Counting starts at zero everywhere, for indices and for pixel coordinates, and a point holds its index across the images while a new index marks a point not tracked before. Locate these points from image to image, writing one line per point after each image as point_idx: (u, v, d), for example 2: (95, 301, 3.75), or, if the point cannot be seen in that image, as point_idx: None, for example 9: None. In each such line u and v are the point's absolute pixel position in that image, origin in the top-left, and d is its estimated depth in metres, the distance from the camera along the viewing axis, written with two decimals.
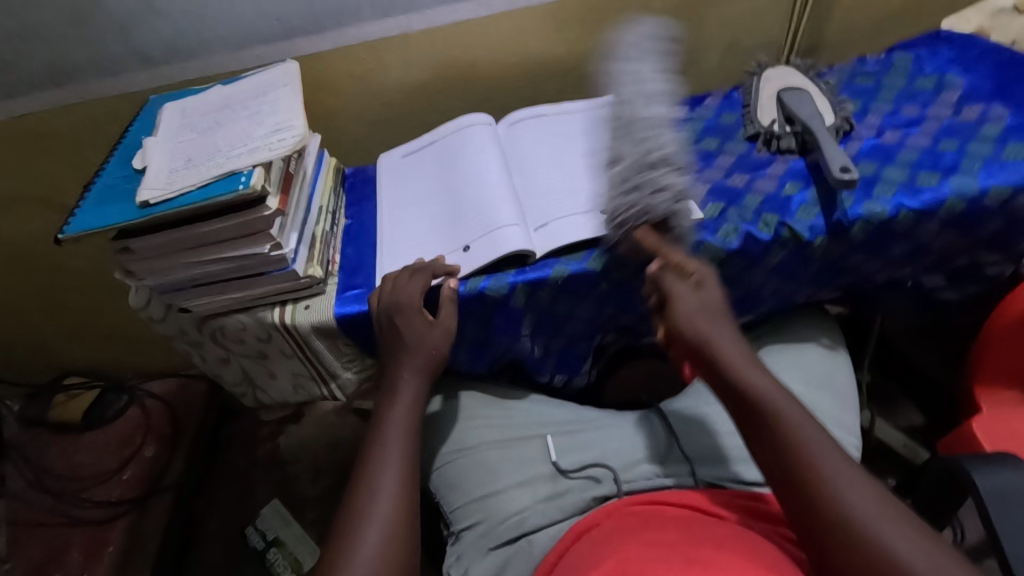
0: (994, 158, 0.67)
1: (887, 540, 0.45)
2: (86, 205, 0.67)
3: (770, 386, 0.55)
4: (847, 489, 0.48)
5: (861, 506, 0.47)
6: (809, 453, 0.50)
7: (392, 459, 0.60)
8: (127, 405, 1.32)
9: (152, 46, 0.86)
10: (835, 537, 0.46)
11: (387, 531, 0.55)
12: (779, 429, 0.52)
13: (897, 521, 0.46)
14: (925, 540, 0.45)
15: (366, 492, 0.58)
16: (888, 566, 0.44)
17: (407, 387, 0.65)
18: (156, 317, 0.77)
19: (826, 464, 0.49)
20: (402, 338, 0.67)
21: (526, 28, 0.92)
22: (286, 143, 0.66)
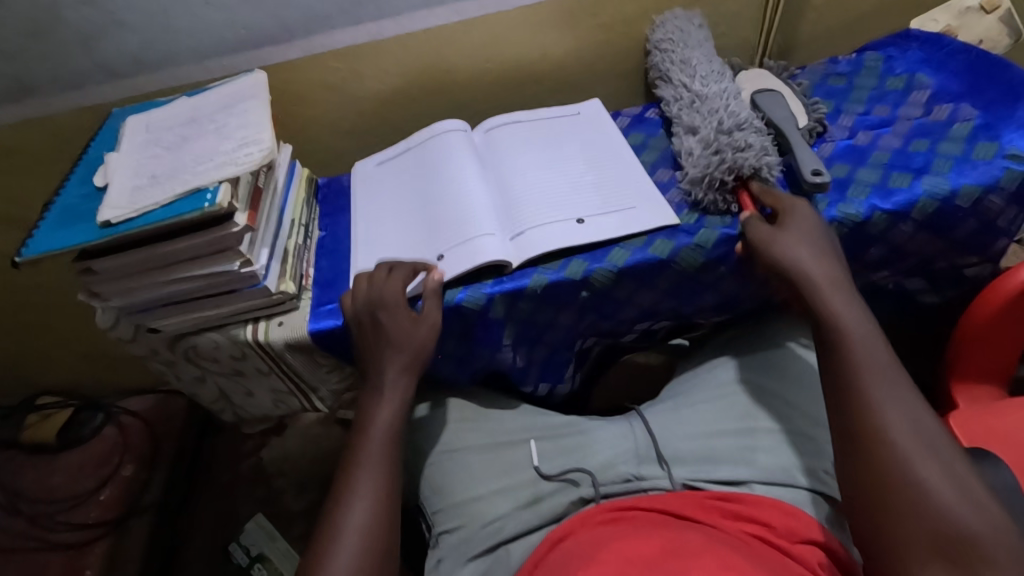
0: (965, 158, 0.68)
1: (910, 454, 0.49)
2: (46, 226, 0.64)
3: (853, 310, 0.58)
4: (889, 405, 0.52)
5: (894, 418, 0.51)
6: (871, 367, 0.54)
7: (367, 473, 0.59)
8: (103, 423, 1.28)
9: (114, 58, 0.83)
10: (869, 440, 0.51)
11: (362, 544, 0.54)
12: (848, 341, 0.56)
13: (926, 443, 0.50)
14: (947, 464, 0.48)
15: (338, 507, 0.57)
16: (902, 472, 0.49)
17: (393, 380, 0.64)
18: (126, 338, 0.74)
19: (881, 382, 0.53)
20: (387, 334, 0.65)
21: (499, 34, 0.91)
22: (253, 157, 0.64)
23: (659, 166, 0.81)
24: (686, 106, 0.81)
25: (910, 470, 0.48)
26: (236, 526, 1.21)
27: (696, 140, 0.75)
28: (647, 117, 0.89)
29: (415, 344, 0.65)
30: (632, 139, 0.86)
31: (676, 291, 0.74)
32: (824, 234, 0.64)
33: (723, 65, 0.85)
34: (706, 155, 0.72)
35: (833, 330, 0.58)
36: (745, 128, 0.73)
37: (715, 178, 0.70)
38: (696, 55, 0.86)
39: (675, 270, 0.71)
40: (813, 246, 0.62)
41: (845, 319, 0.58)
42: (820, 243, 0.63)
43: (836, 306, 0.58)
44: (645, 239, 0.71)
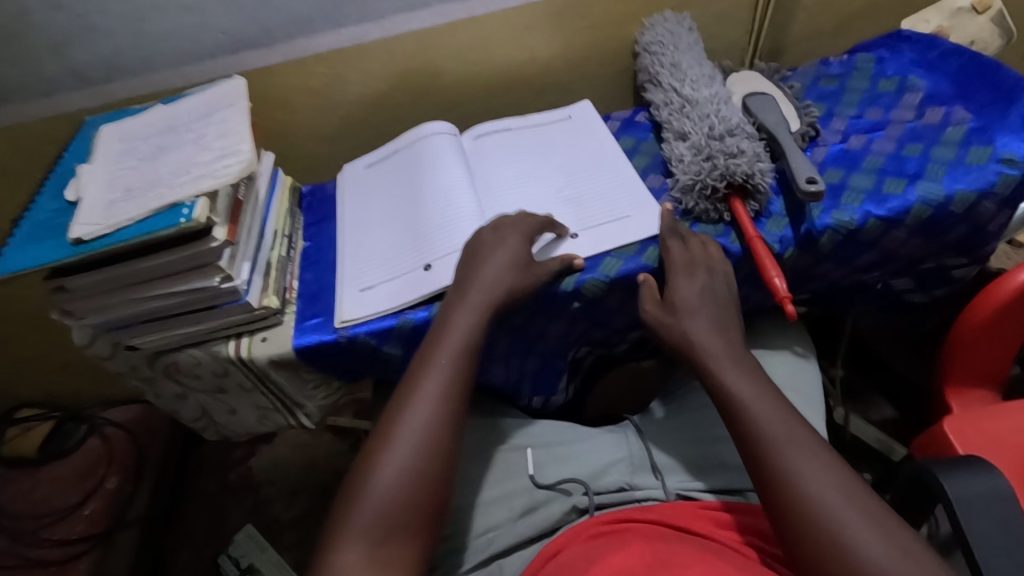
0: (958, 163, 0.67)
1: (838, 515, 0.47)
2: (15, 242, 0.62)
3: (745, 378, 0.57)
4: (805, 469, 0.50)
5: (812, 480, 0.49)
6: (777, 431, 0.52)
7: (432, 381, 0.58)
8: (87, 435, 1.26)
9: (87, 64, 0.80)
10: (794, 507, 0.49)
11: (420, 446, 0.55)
12: (747, 411, 0.54)
13: (848, 499, 0.48)
14: (871, 515, 0.47)
15: (399, 412, 0.57)
16: (832, 538, 0.47)
17: (480, 288, 0.63)
18: (103, 355, 0.72)
19: (789, 442, 0.52)
20: (490, 245, 0.65)
21: (485, 37, 0.89)
22: (232, 169, 0.62)
23: (650, 171, 0.80)
24: (675, 111, 0.79)
25: (840, 533, 0.47)
26: (224, 538, 1.18)
27: (686, 146, 0.74)
28: (637, 120, 0.87)
29: (525, 263, 0.65)
30: (623, 144, 0.85)
31: None
32: (721, 282, 0.64)
33: (713, 68, 0.83)
34: (697, 161, 0.71)
35: (733, 408, 0.55)
36: (737, 134, 0.72)
37: (707, 186, 0.69)
38: (686, 59, 0.84)
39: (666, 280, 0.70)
40: (704, 311, 0.62)
41: (741, 387, 0.56)
42: (716, 298, 0.63)
43: (730, 375, 0.57)
44: (638, 247, 0.70)
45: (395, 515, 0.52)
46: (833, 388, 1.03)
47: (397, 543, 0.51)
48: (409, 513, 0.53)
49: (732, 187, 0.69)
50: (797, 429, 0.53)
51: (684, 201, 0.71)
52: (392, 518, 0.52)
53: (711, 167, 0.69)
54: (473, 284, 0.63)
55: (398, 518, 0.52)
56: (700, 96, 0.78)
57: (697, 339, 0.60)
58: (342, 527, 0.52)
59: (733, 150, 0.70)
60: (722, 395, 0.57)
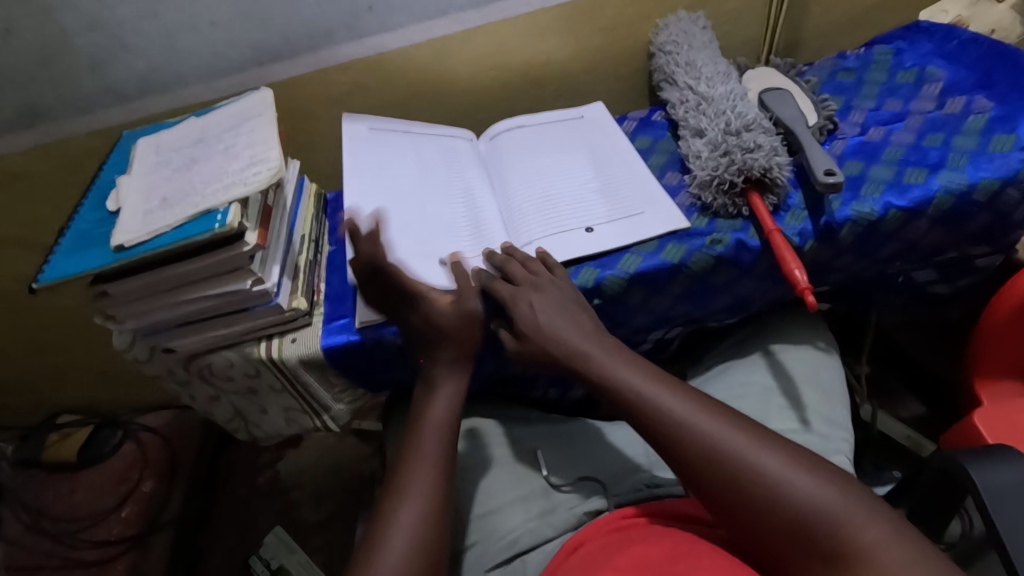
0: (981, 151, 0.66)
1: (770, 476, 0.49)
2: (61, 251, 0.65)
3: (642, 376, 0.58)
4: (727, 440, 0.51)
5: (739, 448, 0.51)
6: (723, 445, 0.51)
7: (428, 440, 0.61)
8: (123, 440, 1.29)
9: (123, 81, 0.84)
10: (749, 500, 0.49)
11: (424, 506, 0.57)
12: (659, 412, 0.55)
13: (776, 450, 0.51)
14: (803, 466, 0.49)
15: (394, 488, 0.58)
16: (781, 499, 0.48)
17: (444, 374, 0.65)
18: (141, 359, 0.75)
19: (706, 425, 0.53)
20: (431, 323, 0.65)
21: (501, 44, 0.91)
22: (262, 176, 0.65)
23: (667, 170, 0.80)
24: (692, 109, 0.80)
25: (792, 493, 0.48)
26: (255, 538, 1.20)
27: (704, 143, 0.74)
28: (654, 120, 0.88)
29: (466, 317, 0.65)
30: (640, 143, 0.86)
31: (688, 296, 0.72)
32: (568, 290, 0.65)
33: (726, 65, 0.84)
34: (714, 157, 0.72)
35: (650, 417, 0.55)
36: (753, 129, 0.73)
37: (724, 181, 0.70)
38: (701, 58, 0.85)
39: (687, 274, 0.69)
40: (572, 323, 0.62)
41: (648, 388, 0.56)
42: (562, 304, 0.63)
43: (657, 396, 0.56)
44: (656, 244, 0.70)
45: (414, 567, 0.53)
46: (857, 384, 1.02)
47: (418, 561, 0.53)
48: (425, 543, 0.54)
49: (749, 181, 0.69)
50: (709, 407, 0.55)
51: (704, 199, 0.72)
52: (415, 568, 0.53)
53: (730, 162, 0.70)
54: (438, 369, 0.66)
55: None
56: (716, 93, 0.79)
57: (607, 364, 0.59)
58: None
59: (751, 145, 0.70)
60: (651, 419, 0.55)
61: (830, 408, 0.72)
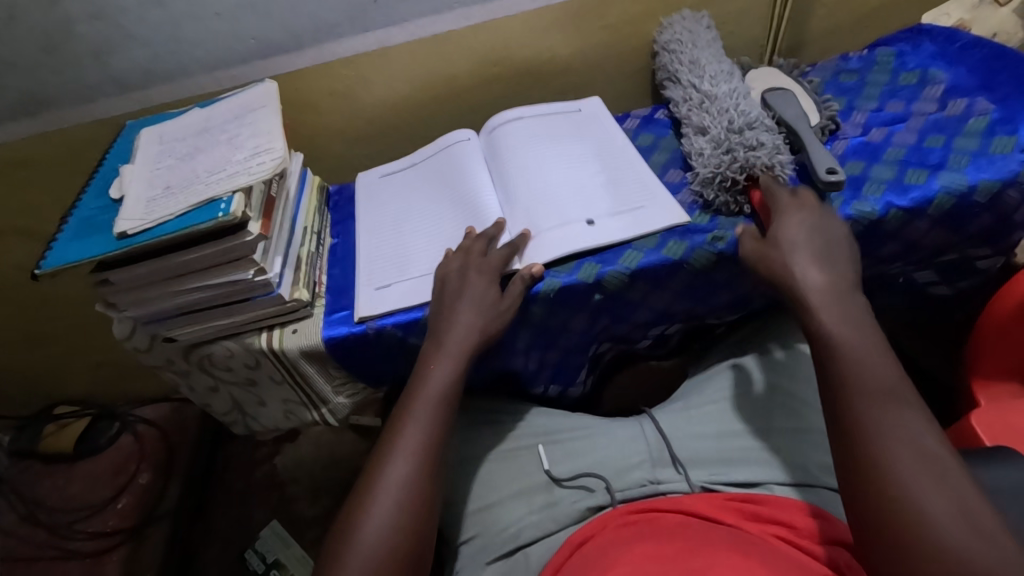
0: (982, 153, 0.67)
1: (908, 478, 0.44)
2: (64, 238, 0.65)
3: (845, 323, 0.53)
4: (886, 424, 0.47)
5: (894, 437, 0.46)
6: (880, 419, 0.47)
7: (420, 415, 0.59)
8: (119, 432, 1.29)
9: (127, 70, 0.84)
10: (866, 472, 0.46)
11: (414, 465, 0.56)
12: (847, 358, 0.51)
13: (931, 466, 0.44)
14: (950, 492, 0.43)
15: (387, 444, 0.58)
16: (903, 498, 0.43)
17: (454, 337, 0.64)
18: (141, 348, 0.75)
19: (884, 396, 0.48)
20: (465, 296, 0.65)
21: (507, 39, 0.91)
22: (266, 166, 0.65)
23: (669, 167, 0.80)
24: (694, 106, 0.80)
25: (917, 505, 0.43)
26: (252, 532, 1.20)
27: (707, 139, 0.75)
28: (657, 118, 0.89)
29: (488, 302, 0.65)
30: (642, 141, 0.86)
31: (690, 292, 0.73)
32: (838, 225, 0.61)
33: (728, 63, 0.85)
34: (717, 154, 0.72)
35: (830, 352, 0.53)
36: (756, 127, 0.73)
37: (727, 178, 0.70)
38: (703, 55, 0.85)
39: (689, 270, 0.69)
40: (811, 250, 0.59)
41: (841, 334, 0.53)
42: (824, 239, 0.60)
43: (849, 340, 0.52)
44: (657, 240, 0.70)
45: (390, 548, 0.52)
46: None
47: (400, 538, 0.52)
48: (408, 522, 0.53)
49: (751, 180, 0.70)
50: (898, 388, 0.49)
51: (707, 196, 0.72)
52: (393, 553, 0.52)
53: (733, 159, 0.70)
54: (448, 331, 0.64)
55: (396, 545, 0.52)
56: (718, 91, 0.79)
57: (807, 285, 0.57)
58: (344, 551, 0.51)
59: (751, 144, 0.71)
60: (828, 348, 0.53)
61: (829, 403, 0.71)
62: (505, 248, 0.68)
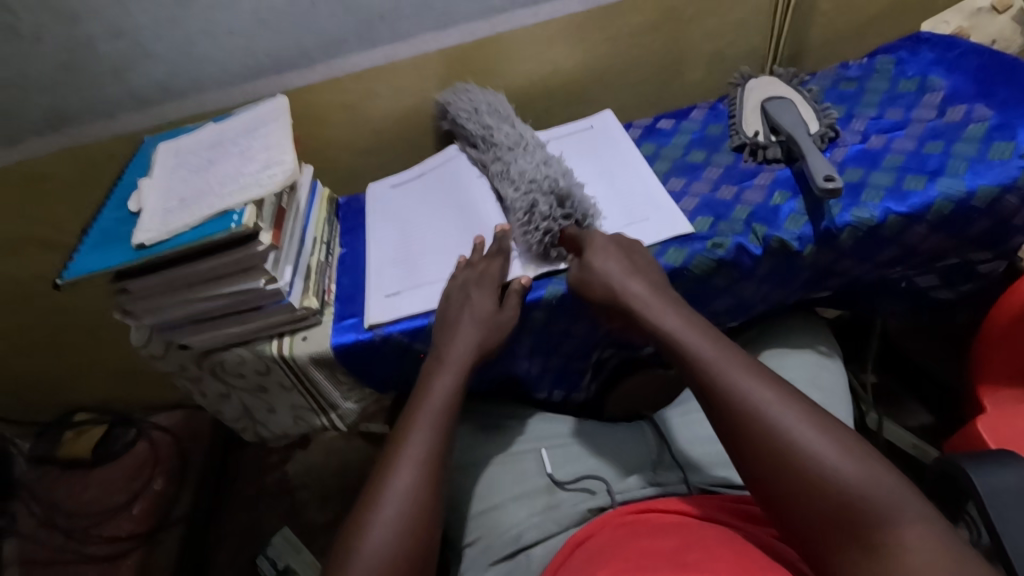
0: (980, 158, 0.67)
1: (796, 434, 0.48)
2: (84, 249, 0.68)
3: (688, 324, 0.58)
4: (758, 397, 0.51)
5: (768, 404, 0.50)
6: (750, 394, 0.51)
7: (424, 427, 0.60)
8: (135, 438, 1.32)
9: (145, 88, 0.88)
10: (759, 449, 0.49)
11: (418, 475, 0.57)
12: (701, 356, 0.55)
13: (803, 414, 0.49)
14: (832, 433, 0.48)
15: (391, 458, 0.59)
16: (801, 457, 0.47)
17: (455, 351, 0.65)
18: (156, 355, 0.78)
19: (740, 376, 0.53)
20: (468, 310, 0.67)
21: (511, 53, 0.93)
22: (277, 178, 0.67)
23: (670, 175, 0.81)
24: (487, 147, 0.81)
25: (807, 450, 0.47)
26: (262, 538, 1.21)
27: (519, 171, 0.74)
28: (659, 127, 0.90)
29: (491, 313, 0.67)
30: (644, 150, 0.87)
31: (692, 298, 0.73)
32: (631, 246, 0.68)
33: (513, 113, 0.86)
34: (540, 188, 0.72)
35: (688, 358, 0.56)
36: (551, 164, 0.75)
37: (537, 206, 0.69)
38: (487, 101, 0.86)
39: (689, 277, 0.70)
40: (626, 271, 0.64)
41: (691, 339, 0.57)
42: (633, 265, 0.65)
43: (694, 341, 0.57)
44: (658, 247, 0.71)
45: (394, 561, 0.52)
46: (862, 391, 1.02)
47: (407, 546, 0.54)
48: (414, 530, 0.54)
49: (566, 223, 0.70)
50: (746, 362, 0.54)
51: (519, 227, 0.71)
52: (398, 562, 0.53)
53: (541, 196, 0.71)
54: (449, 348, 0.65)
55: (399, 559, 0.53)
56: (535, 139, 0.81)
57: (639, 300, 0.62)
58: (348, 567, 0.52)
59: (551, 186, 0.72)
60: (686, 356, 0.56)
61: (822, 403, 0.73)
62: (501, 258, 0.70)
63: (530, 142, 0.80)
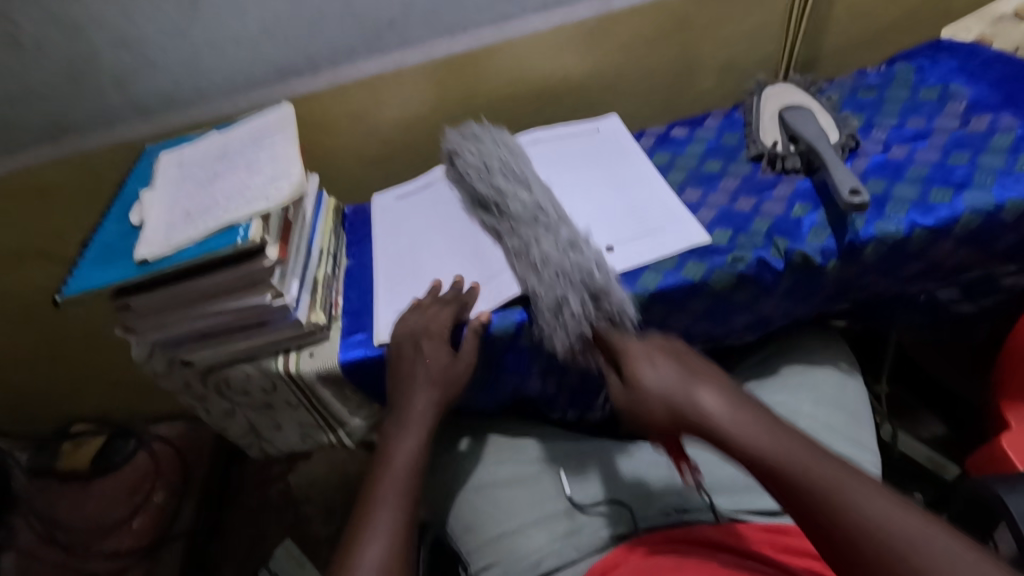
0: (1008, 171, 0.66)
1: (864, 507, 0.44)
2: (85, 264, 0.66)
3: (721, 394, 0.52)
4: (815, 470, 0.47)
5: (826, 475, 0.47)
6: (807, 471, 0.47)
7: (389, 493, 0.58)
8: (136, 449, 1.29)
9: (147, 96, 0.86)
10: (834, 531, 0.45)
11: (390, 545, 0.54)
12: (740, 435, 0.50)
13: (859, 480, 0.46)
14: (891, 499, 0.45)
15: (359, 528, 0.56)
16: (877, 533, 0.43)
17: (414, 411, 0.64)
18: (159, 371, 0.75)
19: (791, 455, 0.48)
20: (423, 367, 0.65)
21: (520, 61, 0.91)
22: (284, 191, 0.65)
23: (686, 186, 0.79)
24: (502, 217, 0.72)
25: (879, 524, 0.44)
26: (265, 554, 1.19)
27: (542, 256, 0.65)
28: (672, 136, 0.88)
29: (451, 364, 0.66)
30: (658, 159, 0.85)
31: (711, 314, 0.71)
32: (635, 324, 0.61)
33: (530, 171, 0.76)
34: (561, 286, 0.63)
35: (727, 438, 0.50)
36: (580, 247, 0.66)
37: (566, 302, 0.63)
38: (499, 156, 0.77)
39: (709, 292, 0.68)
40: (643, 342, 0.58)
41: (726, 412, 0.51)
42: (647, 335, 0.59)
43: (731, 419, 0.51)
44: (676, 260, 0.69)
45: None
46: (877, 405, 1.00)
47: None
48: None
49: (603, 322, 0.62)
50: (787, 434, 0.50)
51: (546, 321, 0.64)
52: None
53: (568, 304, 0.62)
54: (410, 407, 0.64)
55: None
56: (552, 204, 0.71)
57: (719, 420, 0.51)
58: None
59: (573, 274, 0.63)
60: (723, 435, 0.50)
61: (837, 418, 0.72)
62: (456, 303, 0.68)
63: (552, 212, 0.70)
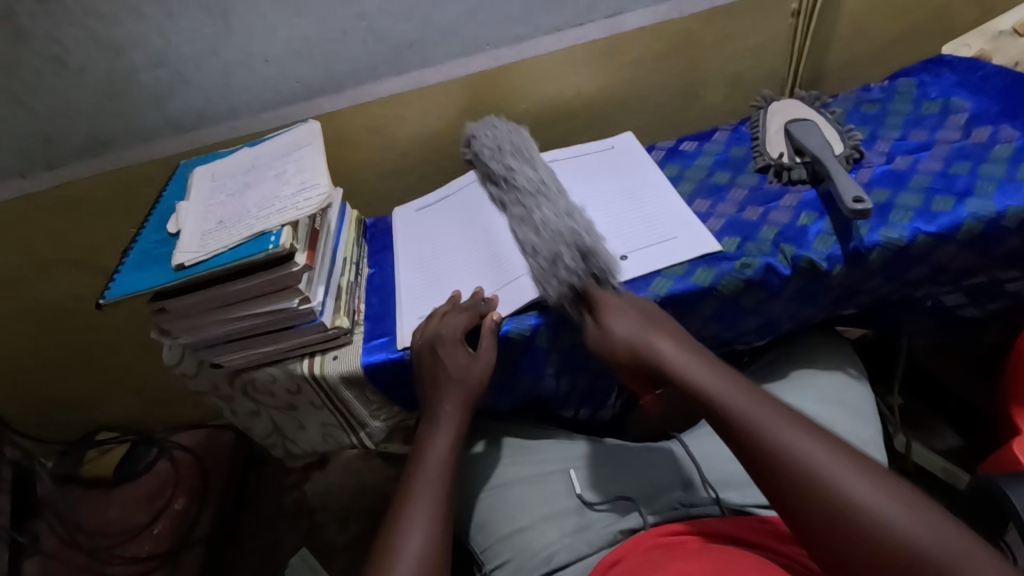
0: (1009, 179, 0.68)
1: (827, 473, 0.50)
2: (125, 270, 0.70)
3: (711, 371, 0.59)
4: (787, 438, 0.52)
5: (797, 442, 0.52)
6: (777, 439, 0.53)
7: (427, 492, 0.61)
8: (157, 457, 1.31)
9: (182, 114, 0.91)
10: (792, 486, 0.51)
11: (427, 543, 0.57)
12: (722, 402, 0.57)
13: (833, 455, 0.51)
14: (861, 470, 0.50)
15: (395, 527, 0.59)
16: (835, 496, 0.49)
17: (444, 414, 0.67)
18: (189, 373, 0.79)
19: (766, 423, 0.54)
20: (443, 370, 0.68)
21: (533, 79, 0.96)
22: (312, 201, 0.69)
23: (696, 196, 0.82)
24: (509, 190, 0.79)
25: (841, 491, 0.49)
26: (282, 562, 1.20)
27: (542, 219, 0.72)
28: (682, 149, 0.92)
29: (470, 360, 0.68)
30: (668, 171, 0.89)
31: (720, 318, 0.73)
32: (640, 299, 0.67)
33: (537, 154, 0.83)
34: (553, 244, 0.68)
35: (708, 402, 0.57)
36: (577, 214, 0.72)
37: (561, 258, 0.67)
38: (510, 139, 0.83)
39: (718, 297, 0.70)
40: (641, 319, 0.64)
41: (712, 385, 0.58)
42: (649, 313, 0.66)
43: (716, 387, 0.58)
44: (686, 267, 0.71)
45: None
46: (888, 413, 1.01)
47: None
48: None
49: (590, 280, 0.67)
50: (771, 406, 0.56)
51: (540, 274, 0.69)
52: None
53: (556, 262, 0.67)
54: (440, 410, 0.67)
55: None
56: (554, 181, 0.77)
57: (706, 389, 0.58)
58: None
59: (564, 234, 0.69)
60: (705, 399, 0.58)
61: (844, 418, 0.73)
62: (468, 309, 0.70)
63: (553, 185, 0.76)
